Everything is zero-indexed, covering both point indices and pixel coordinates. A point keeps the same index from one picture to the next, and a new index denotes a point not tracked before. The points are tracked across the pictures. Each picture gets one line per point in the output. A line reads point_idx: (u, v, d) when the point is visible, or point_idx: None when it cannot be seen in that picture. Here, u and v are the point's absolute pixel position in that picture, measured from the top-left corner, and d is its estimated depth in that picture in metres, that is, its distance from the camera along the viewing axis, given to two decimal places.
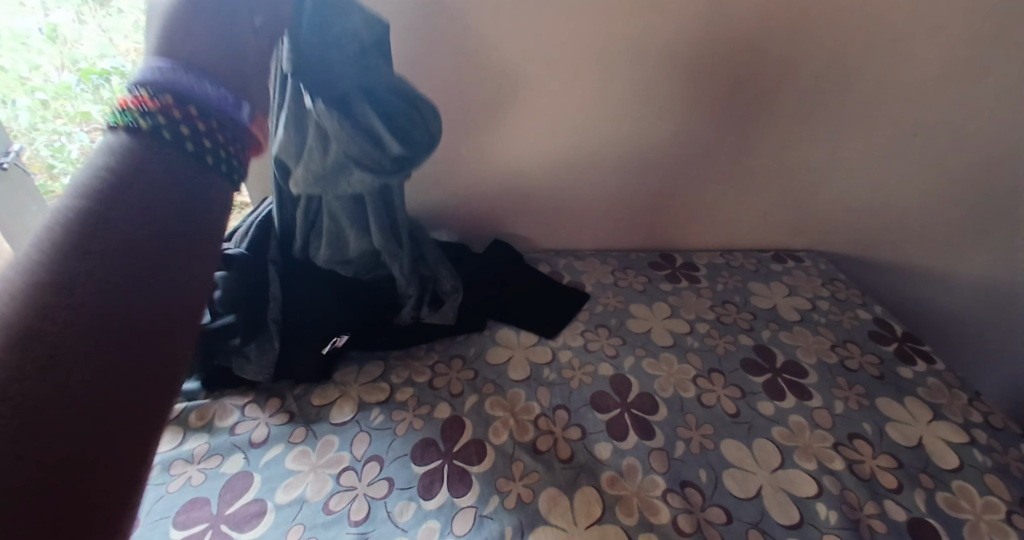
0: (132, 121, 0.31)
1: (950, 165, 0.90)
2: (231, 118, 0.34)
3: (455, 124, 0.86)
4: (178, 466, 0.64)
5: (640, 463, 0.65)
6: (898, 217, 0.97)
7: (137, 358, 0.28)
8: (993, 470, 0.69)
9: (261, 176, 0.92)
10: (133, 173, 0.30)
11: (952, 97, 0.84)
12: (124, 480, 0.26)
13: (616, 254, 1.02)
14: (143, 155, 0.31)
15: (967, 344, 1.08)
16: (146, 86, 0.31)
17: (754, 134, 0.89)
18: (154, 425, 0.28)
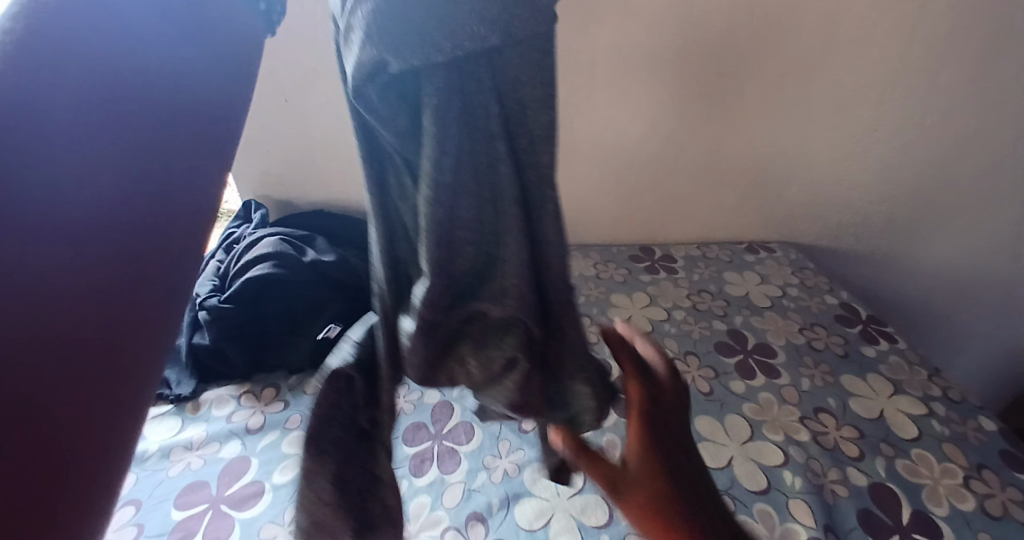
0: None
1: (908, 159, 0.95)
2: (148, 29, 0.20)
3: None
4: (178, 451, 0.67)
5: (619, 439, 0.69)
6: (864, 208, 1.02)
7: (107, 302, 0.17)
8: (949, 439, 0.73)
9: (252, 177, 0.95)
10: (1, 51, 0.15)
11: (908, 93, 0.88)
12: (94, 493, 0.16)
13: (597, 248, 1.06)
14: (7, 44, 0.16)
15: (937, 328, 1.13)
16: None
17: (722, 130, 0.94)
18: (134, 415, 0.17)
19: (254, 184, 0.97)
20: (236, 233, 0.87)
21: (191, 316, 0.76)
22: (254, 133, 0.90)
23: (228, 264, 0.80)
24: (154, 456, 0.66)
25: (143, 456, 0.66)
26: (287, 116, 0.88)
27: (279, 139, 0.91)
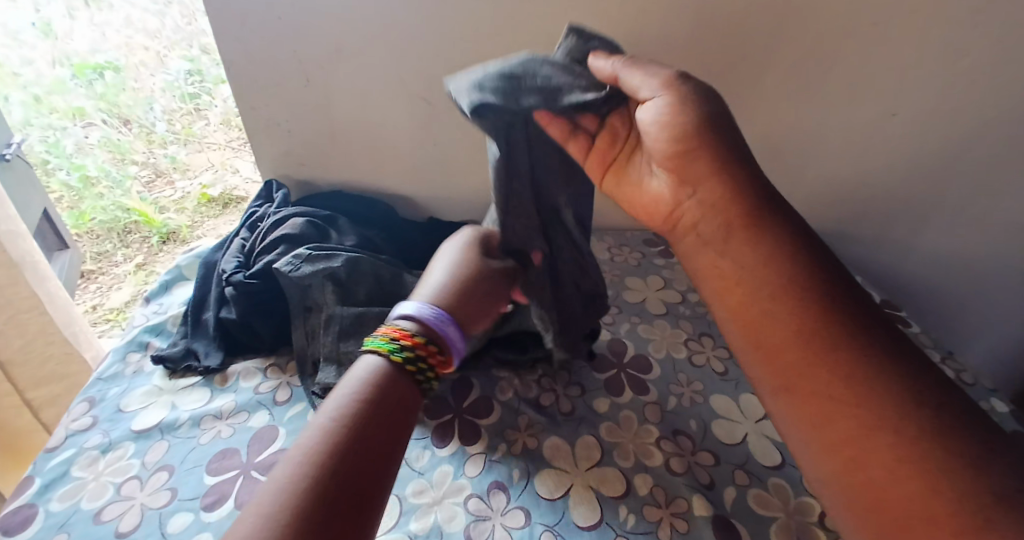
0: (392, 353, 0.52)
1: (935, 148, 0.90)
2: (444, 349, 0.56)
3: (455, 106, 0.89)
4: (209, 420, 0.69)
5: (635, 415, 0.71)
6: (887, 196, 0.96)
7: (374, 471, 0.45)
8: None
9: (274, 156, 0.97)
10: (387, 386, 0.50)
11: (934, 75, 0.83)
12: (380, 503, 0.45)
13: (611, 233, 1.03)
14: (393, 374, 0.51)
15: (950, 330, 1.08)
16: (412, 328, 0.55)
17: (742, 114, 0.89)
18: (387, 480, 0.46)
19: (273, 164, 0.98)
20: (262, 211, 0.88)
21: (219, 291, 0.79)
22: (275, 113, 0.91)
23: (253, 242, 0.82)
24: (185, 425, 0.69)
25: (175, 424, 0.69)
26: (309, 96, 0.89)
27: (298, 118, 0.92)
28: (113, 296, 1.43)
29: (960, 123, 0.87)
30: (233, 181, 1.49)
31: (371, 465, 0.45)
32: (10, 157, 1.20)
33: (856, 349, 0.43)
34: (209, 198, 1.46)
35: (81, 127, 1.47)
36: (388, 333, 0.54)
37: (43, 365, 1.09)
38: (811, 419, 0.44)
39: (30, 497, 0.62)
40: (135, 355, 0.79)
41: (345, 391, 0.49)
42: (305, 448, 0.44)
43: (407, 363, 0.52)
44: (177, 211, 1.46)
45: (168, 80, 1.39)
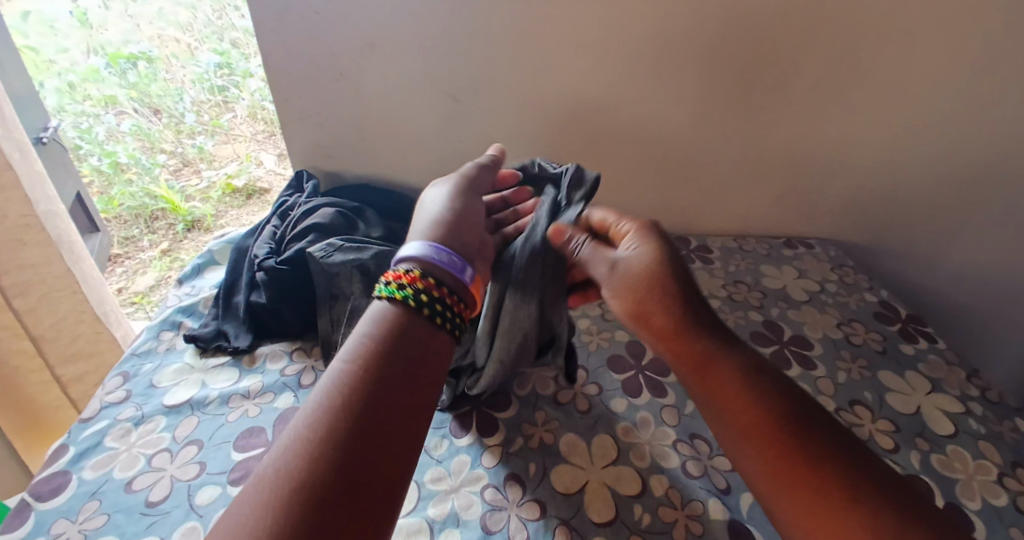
0: (404, 297, 0.57)
1: (966, 163, 0.89)
2: (454, 282, 0.60)
3: (483, 103, 0.91)
4: (236, 399, 0.72)
5: (652, 417, 0.71)
6: (915, 209, 0.95)
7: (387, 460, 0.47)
8: (986, 437, 0.73)
9: (303, 147, 0.99)
10: (397, 335, 0.54)
11: (967, 88, 0.82)
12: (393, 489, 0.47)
13: None
14: (411, 319, 0.56)
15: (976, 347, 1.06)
16: (414, 266, 0.59)
17: (769, 122, 0.89)
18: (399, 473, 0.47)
19: (303, 155, 1.00)
20: (293, 200, 0.90)
21: (251, 276, 0.81)
22: (307, 105, 0.94)
23: (284, 230, 0.84)
24: (214, 402, 0.71)
25: (205, 401, 0.71)
26: (340, 90, 0.91)
27: (329, 111, 0.94)
28: (139, 281, 1.46)
29: (992, 136, 0.86)
30: (256, 172, 1.50)
31: (400, 399, 0.51)
32: (46, 140, 1.24)
33: (796, 400, 0.53)
34: (234, 188, 1.49)
35: (112, 115, 1.54)
36: (393, 278, 0.58)
37: (72, 342, 1.11)
38: (770, 466, 0.50)
39: (65, 464, 0.65)
40: (168, 334, 0.81)
41: (358, 337, 0.54)
42: (329, 387, 0.50)
43: (420, 307, 0.56)
44: (202, 199, 1.50)
45: (197, 72, 1.47)
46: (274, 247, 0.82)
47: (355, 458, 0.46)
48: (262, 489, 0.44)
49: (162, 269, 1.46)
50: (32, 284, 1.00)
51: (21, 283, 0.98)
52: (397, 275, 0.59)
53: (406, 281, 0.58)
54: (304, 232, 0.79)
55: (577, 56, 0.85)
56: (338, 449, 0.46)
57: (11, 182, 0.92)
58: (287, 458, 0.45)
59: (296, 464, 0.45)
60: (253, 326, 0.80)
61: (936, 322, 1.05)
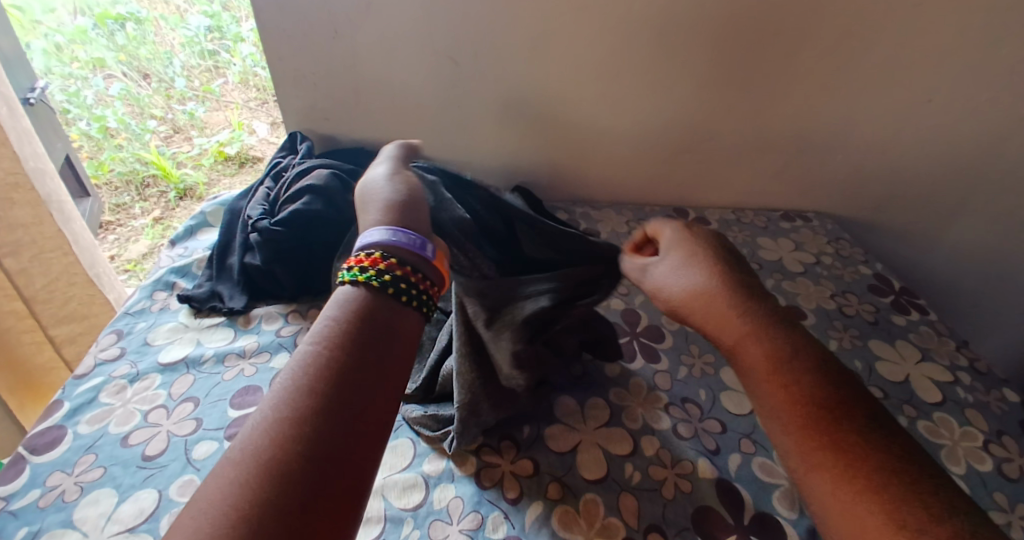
0: (373, 281, 0.47)
1: (969, 140, 0.88)
2: (428, 266, 0.50)
3: (483, 68, 0.89)
4: (232, 358, 0.72)
5: (645, 382, 0.72)
6: (915, 185, 0.95)
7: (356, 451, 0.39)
8: (973, 406, 0.75)
9: (298, 108, 0.97)
10: (368, 307, 0.46)
11: (975, 61, 0.81)
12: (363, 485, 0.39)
13: (631, 206, 1.04)
14: (382, 301, 0.47)
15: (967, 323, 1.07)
16: (378, 250, 0.49)
17: (773, 93, 0.88)
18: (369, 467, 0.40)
19: (298, 116, 0.99)
20: (287, 161, 0.88)
21: (245, 238, 0.80)
22: (301, 64, 0.91)
23: (278, 191, 0.83)
24: (210, 361, 0.71)
25: (200, 360, 0.71)
26: (336, 49, 0.89)
27: (326, 72, 0.92)
28: (131, 248, 1.46)
29: (1000, 113, 0.85)
30: (248, 140, 1.49)
31: (376, 373, 0.43)
32: (34, 100, 1.19)
33: (840, 361, 0.44)
34: (225, 156, 1.48)
35: (101, 78, 1.49)
36: (352, 262, 0.48)
37: (65, 303, 1.11)
38: (798, 421, 0.40)
39: (59, 419, 0.65)
40: (161, 294, 0.81)
41: (327, 316, 0.45)
42: (297, 364, 0.42)
43: (391, 290, 0.47)
44: (194, 167, 1.48)
45: (187, 35, 1.44)
46: (270, 209, 0.81)
47: (324, 439, 0.39)
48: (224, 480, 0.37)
49: (153, 237, 1.45)
50: (24, 244, 0.99)
51: (13, 243, 0.97)
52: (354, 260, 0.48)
53: (373, 266, 0.47)
54: (300, 195, 0.78)
55: (580, 18, 0.82)
56: (307, 431, 0.39)
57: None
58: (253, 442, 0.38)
59: (261, 447, 0.38)
60: (246, 289, 0.79)
61: (928, 297, 1.06)
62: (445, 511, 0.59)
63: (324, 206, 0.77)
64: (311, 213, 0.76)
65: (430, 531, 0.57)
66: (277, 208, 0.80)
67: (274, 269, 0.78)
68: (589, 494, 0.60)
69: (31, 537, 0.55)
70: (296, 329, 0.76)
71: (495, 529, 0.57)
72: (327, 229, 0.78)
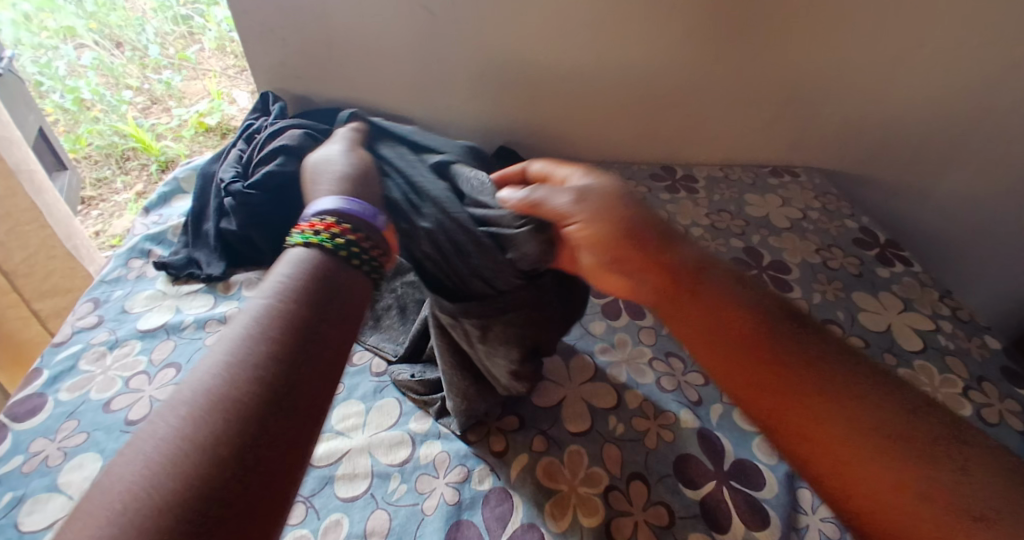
0: (327, 243, 0.42)
1: (956, 88, 0.87)
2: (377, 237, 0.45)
3: (460, 20, 0.86)
4: (213, 324, 0.71)
5: (630, 338, 0.72)
6: (901, 136, 0.93)
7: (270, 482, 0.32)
8: (953, 353, 0.76)
9: (269, 66, 0.94)
10: (320, 272, 0.41)
11: (962, 5, 0.79)
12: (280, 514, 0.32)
13: (618, 165, 1.02)
14: (325, 265, 0.41)
15: (953, 274, 1.07)
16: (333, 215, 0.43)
17: (758, 43, 0.85)
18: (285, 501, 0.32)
19: (271, 76, 0.96)
20: (259, 122, 0.86)
21: (218, 202, 0.78)
22: (269, 18, 0.88)
23: (251, 153, 0.81)
24: (190, 327, 0.71)
25: (180, 326, 0.71)
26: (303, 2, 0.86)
27: (298, 28, 0.89)
28: (115, 224, 1.43)
29: (992, 58, 0.83)
30: (229, 110, 1.44)
31: (330, 350, 0.38)
32: (4, 71, 1.16)
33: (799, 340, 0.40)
34: (206, 127, 1.43)
35: (72, 48, 1.43)
36: (303, 225, 0.43)
37: (46, 277, 1.09)
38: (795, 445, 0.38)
39: (39, 387, 0.65)
40: (137, 261, 0.80)
41: (279, 276, 0.40)
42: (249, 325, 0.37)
43: (340, 251, 0.42)
44: (175, 138, 1.44)
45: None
46: (243, 172, 0.79)
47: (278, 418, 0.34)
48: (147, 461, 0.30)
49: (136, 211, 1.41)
50: None
51: None
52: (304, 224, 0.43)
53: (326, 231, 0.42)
54: (274, 156, 0.76)
55: None
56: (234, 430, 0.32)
57: None
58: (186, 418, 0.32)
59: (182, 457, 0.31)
60: (222, 254, 0.78)
61: (915, 250, 1.06)
62: (431, 466, 0.59)
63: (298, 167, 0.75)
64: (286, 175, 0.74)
65: (417, 485, 0.58)
66: (251, 171, 0.78)
67: (249, 234, 0.76)
68: (573, 446, 0.61)
69: (15, 503, 0.55)
70: None
71: (480, 481, 0.58)
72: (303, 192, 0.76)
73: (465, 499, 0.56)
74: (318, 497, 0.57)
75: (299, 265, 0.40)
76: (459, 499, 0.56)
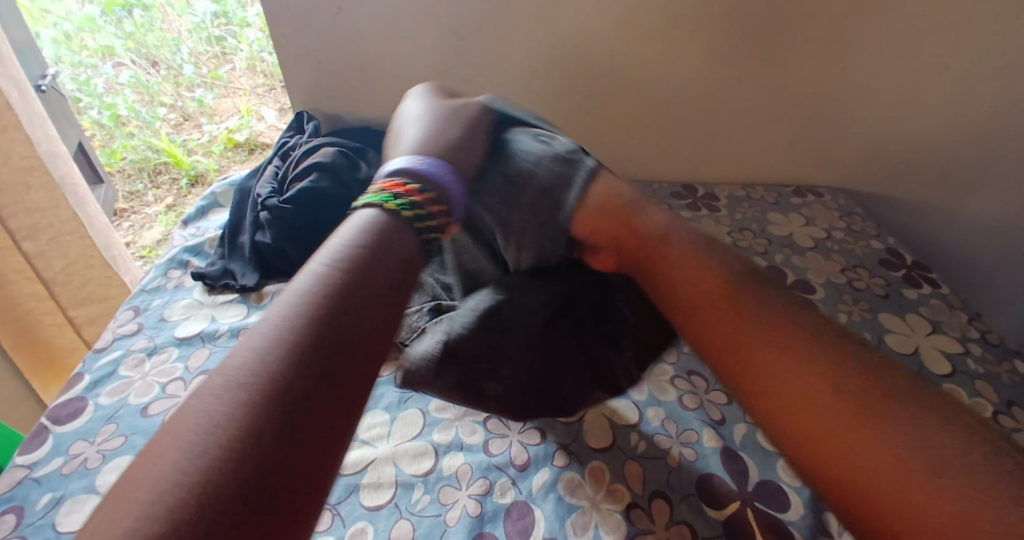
0: (392, 204, 0.44)
1: (981, 111, 0.86)
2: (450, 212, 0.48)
3: (487, 40, 0.88)
4: (246, 333, 0.73)
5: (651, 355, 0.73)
6: (926, 158, 0.93)
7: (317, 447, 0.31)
8: (983, 377, 0.74)
9: (303, 87, 0.98)
10: (386, 233, 0.42)
11: (988, 28, 0.79)
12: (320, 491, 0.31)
13: (638, 184, 1.01)
14: (395, 226, 0.43)
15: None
16: (408, 178, 0.47)
17: (780, 65, 0.86)
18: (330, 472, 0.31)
19: (304, 95, 1.00)
20: (295, 139, 0.90)
21: (255, 216, 0.82)
22: (307, 41, 0.92)
23: (286, 169, 0.84)
24: (224, 335, 0.73)
25: (215, 334, 0.73)
26: (338, 26, 0.89)
27: (332, 49, 0.92)
28: (147, 235, 1.46)
29: (1023, 77, 0.82)
30: (257, 126, 1.51)
31: (380, 319, 0.38)
32: (46, 88, 1.22)
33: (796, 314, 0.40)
34: (235, 142, 1.49)
35: (109, 66, 1.49)
36: (388, 185, 0.46)
37: (83, 286, 1.13)
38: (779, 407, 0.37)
39: (81, 391, 0.67)
40: (175, 271, 0.83)
41: (340, 241, 0.41)
42: (305, 288, 0.37)
43: (409, 215, 0.44)
44: (205, 153, 1.49)
45: (195, 20, 1.47)
46: (280, 188, 0.82)
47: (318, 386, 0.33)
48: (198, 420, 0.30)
49: (168, 223, 1.45)
50: (40, 227, 1.00)
51: (30, 226, 0.99)
52: (384, 185, 0.46)
53: (409, 198, 0.45)
54: (310, 172, 0.80)
55: None
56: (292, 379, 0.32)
57: (14, 122, 0.91)
58: (219, 386, 0.31)
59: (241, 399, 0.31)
60: (256, 265, 0.81)
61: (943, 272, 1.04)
62: (454, 477, 0.60)
63: (332, 183, 0.78)
64: (321, 192, 0.77)
65: (440, 496, 0.58)
66: (287, 186, 0.82)
67: (283, 247, 0.79)
68: (595, 462, 0.61)
69: (55, 502, 0.57)
70: None
71: (502, 494, 0.58)
72: (336, 207, 0.79)
73: (487, 512, 0.57)
74: (344, 504, 0.58)
75: (367, 221, 0.43)
76: (482, 511, 0.57)
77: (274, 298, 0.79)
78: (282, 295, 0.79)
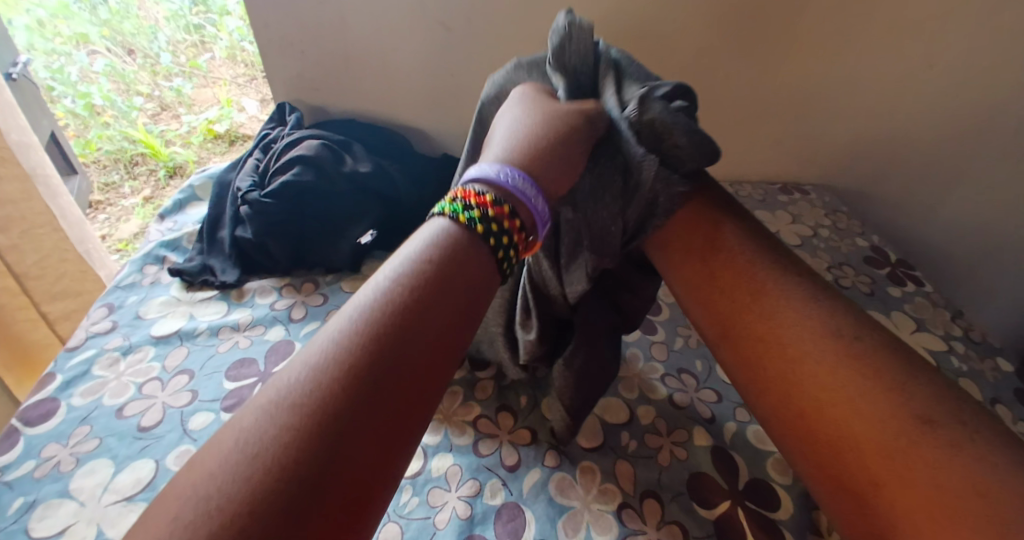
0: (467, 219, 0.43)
1: (965, 111, 0.87)
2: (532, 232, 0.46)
3: (477, 34, 0.86)
4: (226, 331, 0.71)
5: (641, 353, 0.72)
6: (911, 158, 0.94)
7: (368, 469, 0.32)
8: (967, 374, 0.75)
9: (287, 78, 0.96)
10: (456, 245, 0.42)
11: (975, 28, 0.79)
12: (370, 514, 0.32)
13: None
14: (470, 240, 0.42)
15: None
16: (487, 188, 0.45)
17: (769, 63, 0.86)
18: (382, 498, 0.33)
19: (287, 86, 0.97)
20: (277, 131, 0.87)
21: (235, 210, 0.79)
22: (289, 31, 0.89)
23: (268, 163, 0.82)
24: (204, 334, 0.71)
25: (194, 332, 0.71)
26: (322, 16, 0.87)
27: (316, 40, 0.90)
28: (123, 228, 1.41)
29: (1008, 78, 0.82)
30: (238, 118, 1.46)
31: (439, 341, 0.38)
32: (16, 75, 1.18)
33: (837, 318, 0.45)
34: (215, 133, 1.45)
35: (84, 54, 1.45)
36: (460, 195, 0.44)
37: (57, 281, 1.10)
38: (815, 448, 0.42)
39: (52, 392, 0.65)
40: (152, 267, 0.80)
41: (406, 254, 0.41)
42: (362, 306, 0.37)
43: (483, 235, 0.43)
44: (184, 145, 1.45)
45: (172, 8, 1.40)
46: (261, 181, 0.80)
47: (369, 403, 0.34)
48: (244, 431, 0.32)
49: (145, 216, 1.41)
50: (12, 220, 0.97)
51: (0, 219, 0.95)
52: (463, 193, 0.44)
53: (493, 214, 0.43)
54: (293, 165, 0.77)
55: None
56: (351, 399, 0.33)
57: None
58: (272, 401, 0.33)
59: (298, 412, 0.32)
60: (236, 260, 0.78)
61: (926, 271, 1.05)
62: (443, 478, 0.59)
63: (315, 177, 0.76)
64: (303, 185, 0.75)
65: (429, 498, 0.57)
66: (268, 179, 0.79)
67: (263, 242, 0.77)
68: (585, 462, 0.60)
69: (27, 507, 0.55)
70: (290, 303, 0.75)
71: (492, 496, 0.57)
72: (319, 201, 0.77)
73: (477, 513, 0.56)
74: None
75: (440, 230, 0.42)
76: (472, 513, 0.56)
77: (255, 295, 0.77)
78: (263, 292, 0.77)
